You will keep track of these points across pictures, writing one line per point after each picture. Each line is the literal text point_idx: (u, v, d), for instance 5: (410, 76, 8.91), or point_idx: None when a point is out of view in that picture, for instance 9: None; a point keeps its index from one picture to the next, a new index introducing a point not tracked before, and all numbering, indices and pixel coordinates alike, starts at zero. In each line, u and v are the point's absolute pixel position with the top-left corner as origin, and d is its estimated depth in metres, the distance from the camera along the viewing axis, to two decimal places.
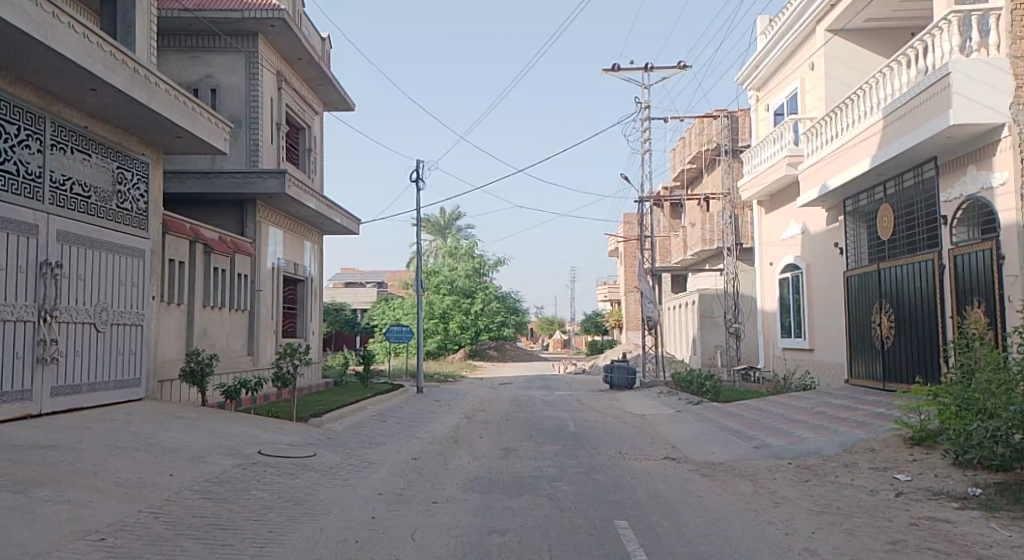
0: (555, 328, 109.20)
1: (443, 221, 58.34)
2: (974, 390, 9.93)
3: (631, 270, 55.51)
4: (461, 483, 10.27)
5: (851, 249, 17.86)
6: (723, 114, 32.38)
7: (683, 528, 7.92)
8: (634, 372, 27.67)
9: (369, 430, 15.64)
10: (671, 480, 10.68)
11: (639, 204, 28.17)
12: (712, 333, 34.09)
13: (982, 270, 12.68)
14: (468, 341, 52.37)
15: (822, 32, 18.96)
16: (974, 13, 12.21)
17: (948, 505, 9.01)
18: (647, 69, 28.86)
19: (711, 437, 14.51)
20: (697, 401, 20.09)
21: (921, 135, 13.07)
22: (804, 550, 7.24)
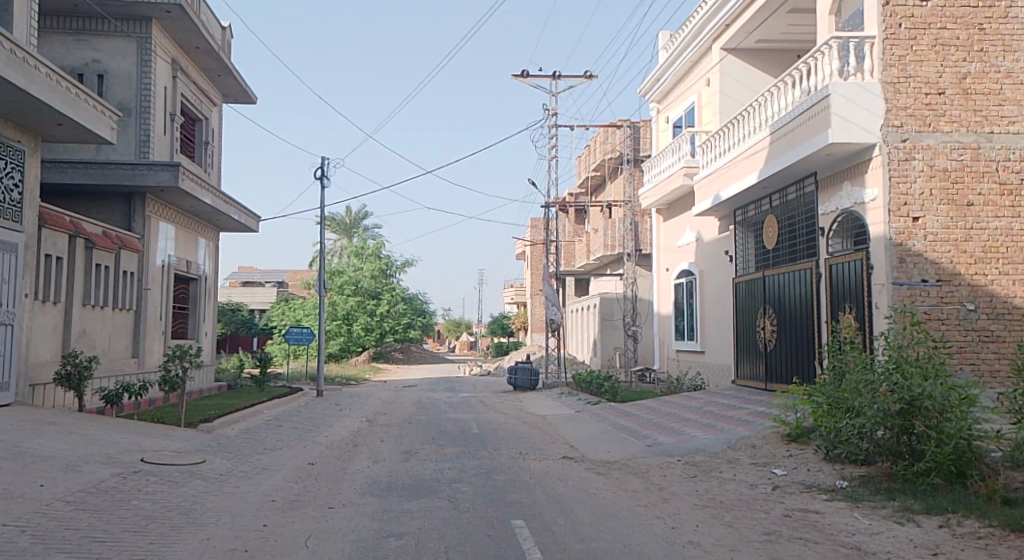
0: (461, 330, 109.47)
1: (348, 220, 57.92)
2: (843, 389, 10.69)
3: (537, 272, 56.42)
4: (358, 487, 10.38)
5: (739, 257, 18.75)
6: (626, 124, 33.38)
7: (576, 526, 8.28)
8: (537, 374, 28.18)
9: (263, 434, 15.52)
10: (568, 478, 11.08)
11: (545, 209, 28.76)
12: (612, 336, 35.04)
13: (853, 279, 13.59)
14: (372, 343, 52.01)
15: (717, 50, 19.82)
16: (852, 40, 13.11)
17: (817, 497, 9.73)
18: (556, 76, 29.54)
19: (607, 436, 15.05)
20: (595, 402, 20.65)
21: (805, 150, 13.87)
22: (689, 543, 7.72)
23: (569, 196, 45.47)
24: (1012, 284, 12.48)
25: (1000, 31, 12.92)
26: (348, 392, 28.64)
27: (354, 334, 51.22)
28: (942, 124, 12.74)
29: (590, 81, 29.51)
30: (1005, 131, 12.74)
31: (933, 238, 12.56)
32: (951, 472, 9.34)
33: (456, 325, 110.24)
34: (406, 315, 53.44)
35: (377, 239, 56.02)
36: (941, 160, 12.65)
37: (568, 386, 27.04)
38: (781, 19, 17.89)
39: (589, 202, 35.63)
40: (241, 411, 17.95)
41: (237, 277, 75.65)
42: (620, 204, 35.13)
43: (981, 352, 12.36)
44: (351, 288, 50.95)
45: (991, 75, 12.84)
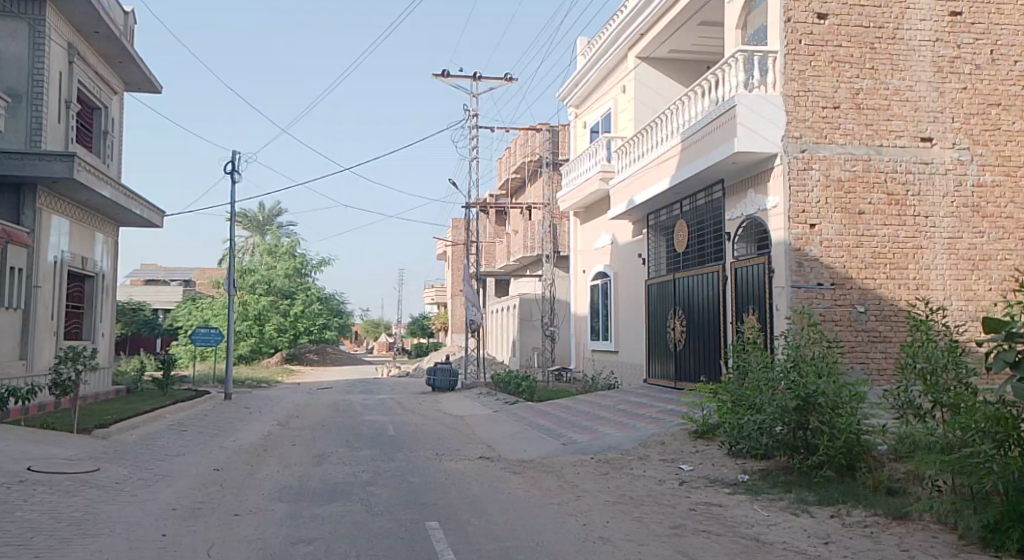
0: (380, 331, 108.56)
1: (261, 217, 56.97)
2: (747, 386, 11.22)
3: (458, 273, 56.54)
4: (267, 493, 10.33)
5: (652, 259, 19.33)
6: (545, 126, 33.87)
7: (489, 526, 8.47)
8: (456, 374, 28.33)
9: (166, 440, 15.22)
10: (483, 479, 11.29)
11: (466, 209, 28.97)
12: (530, 335, 35.46)
13: (756, 282, 14.25)
14: (286, 344, 51.18)
15: (632, 58, 20.40)
16: (757, 54, 13.70)
17: (721, 491, 10.20)
18: (476, 77, 29.77)
19: (524, 435, 15.34)
20: (513, 401, 20.96)
21: (713, 158, 14.44)
22: (599, 538, 8.01)
23: (489, 197, 45.77)
24: (898, 288, 13.32)
25: (890, 50, 13.76)
26: (259, 395, 28.18)
27: (266, 334, 50.36)
28: (837, 137, 13.49)
29: (509, 83, 29.87)
30: (893, 144, 13.56)
31: (828, 243, 13.30)
32: (842, 465, 9.91)
33: (374, 326, 109.15)
34: (322, 316, 52.59)
35: (292, 237, 55.13)
36: (836, 170, 13.42)
37: (484, 387, 27.28)
38: (692, 30, 18.56)
39: (509, 204, 36.00)
40: (139, 416, 17.48)
41: (140, 275, 73.07)
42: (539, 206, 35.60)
43: (870, 352, 13.16)
44: (263, 287, 50.11)
45: (881, 91, 13.65)
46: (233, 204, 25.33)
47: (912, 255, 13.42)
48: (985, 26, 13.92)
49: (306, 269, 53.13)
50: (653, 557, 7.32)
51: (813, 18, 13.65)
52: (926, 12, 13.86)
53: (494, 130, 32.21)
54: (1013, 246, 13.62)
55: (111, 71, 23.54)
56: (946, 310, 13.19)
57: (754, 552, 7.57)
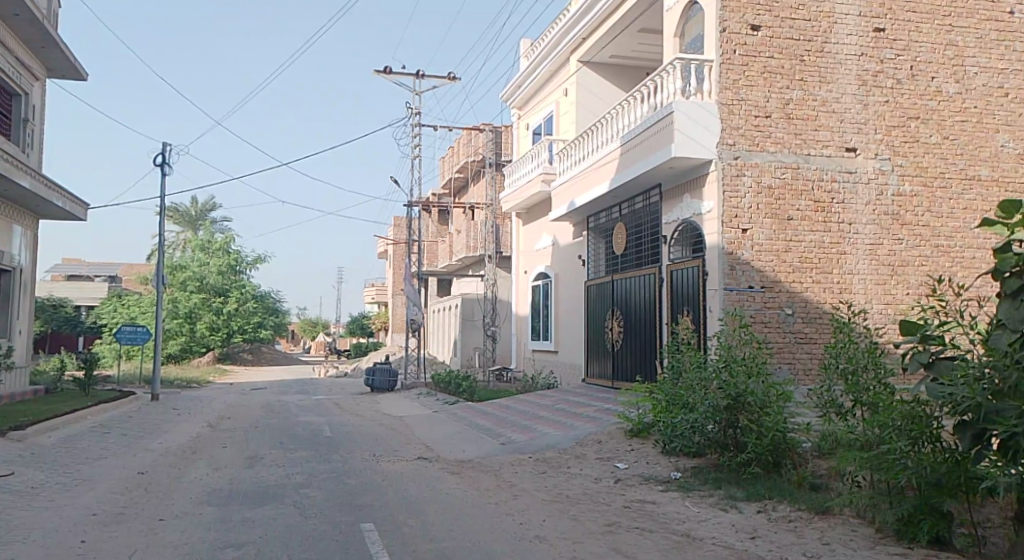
0: (318, 330, 107.29)
1: (194, 212, 56.10)
2: (680, 386, 11.51)
3: (399, 272, 56.28)
4: (195, 497, 10.23)
5: (591, 260, 19.64)
6: (488, 127, 34.04)
7: (425, 527, 8.55)
8: (395, 374, 28.24)
9: (88, 443, 14.88)
10: (420, 479, 11.37)
11: (408, 207, 28.93)
12: (472, 335, 35.55)
13: (691, 285, 14.62)
14: (218, 343, 50.02)
15: (574, 61, 20.68)
16: (694, 62, 14.05)
17: (655, 488, 10.47)
18: (418, 75, 29.76)
19: (462, 436, 15.46)
20: (453, 401, 21.04)
21: (651, 163, 14.76)
22: (535, 537, 8.15)
23: (431, 196, 45.79)
24: (823, 292, 13.85)
25: (818, 63, 14.28)
26: (189, 396, 27.64)
27: (196, 333, 49.02)
28: (768, 145, 13.94)
29: (452, 82, 29.96)
30: (820, 153, 14.09)
31: (759, 248, 13.73)
32: (768, 461, 10.30)
33: (311, 326, 107.84)
34: (256, 315, 52.20)
35: (225, 233, 54.17)
36: (767, 178, 13.86)
37: (423, 387, 27.29)
38: (632, 35, 18.90)
39: (451, 204, 36.08)
40: (58, 418, 16.96)
41: (62, 270, 70.75)
42: (482, 206, 35.74)
43: (796, 353, 13.64)
44: (195, 285, 49.09)
45: (810, 102, 14.15)
46: (164, 197, 24.82)
47: (836, 260, 13.99)
48: (905, 43, 14.63)
49: (239, 265, 52.72)
50: (587, 555, 7.49)
51: (747, 29, 14.06)
52: (852, 27, 14.47)
53: (436, 129, 32.25)
54: (929, 252, 14.33)
55: (32, 57, 22.85)
56: (867, 313, 13.77)
57: (684, 548, 7.80)
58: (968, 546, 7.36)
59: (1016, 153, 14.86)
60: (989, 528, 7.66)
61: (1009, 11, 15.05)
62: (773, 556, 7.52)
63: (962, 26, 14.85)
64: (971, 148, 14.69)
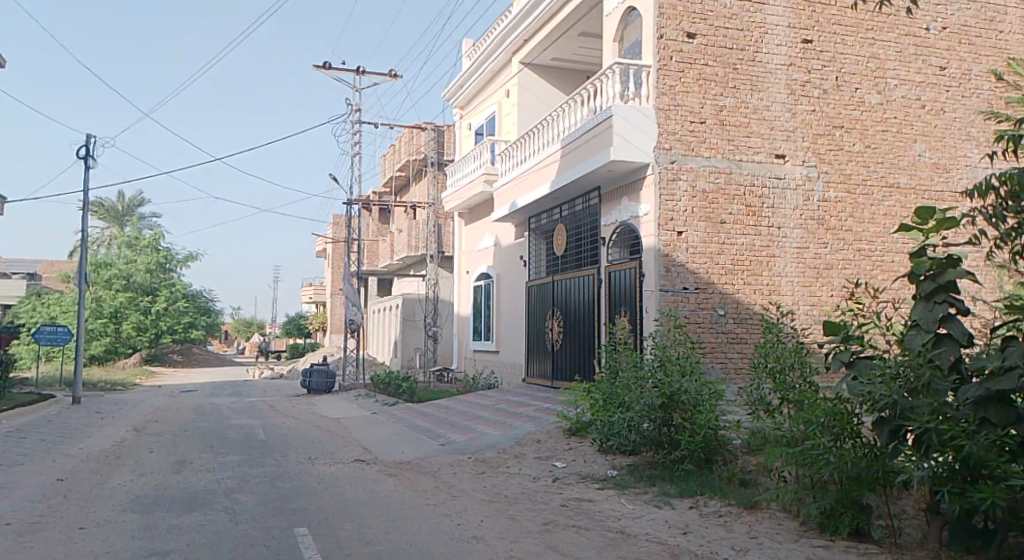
0: (253, 330, 105.54)
1: (120, 208, 54.84)
2: (617, 385, 11.75)
3: (338, 272, 55.78)
4: (120, 504, 10.03)
5: (532, 261, 19.83)
6: (429, 126, 34.03)
7: (361, 530, 8.55)
8: (332, 376, 28.02)
9: (3, 449, 14.42)
10: (357, 482, 11.37)
11: (348, 205, 28.74)
12: (412, 335, 35.51)
13: (628, 286, 14.90)
14: (146, 344, 48.82)
15: (516, 63, 20.84)
16: (632, 67, 14.31)
17: (592, 486, 10.68)
18: (358, 71, 29.60)
19: (401, 437, 15.48)
20: (392, 402, 21.00)
21: (590, 165, 14.99)
22: (473, 538, 8.23)
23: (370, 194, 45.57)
24: (753, 293, 14.29)
25: (750, 72, 14.71)
26: (114, 399, 26.88)
27: (122, 334, 47.56)
28: (703, 150, 14.30)
29: (393, 79, 29.88)
30: (752, 159, 14.54)
31: (694, 250, 14.07)
32: (701, 458, 10.59)
33: (246, 326, 106.06)
34: (186, 315, 51.50)
35: (154, 230, 52.91)
36: (701, 182, 14.21)
37: (361, 388, 27.15)
38: (573, 39, 19.18)
39: (391, 203, 35.97)
40: None
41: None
42: (423, 205, 35.70)
43: (728, 352, 14.04)
44: (121, 283, 47.73)
45: (743, 109, 14.58)
46: (86, 191, 24.11)
47: (766, 263, 14.46)
48: (831, 54, 15.19)
49: (168, 263, 51.81)
50: (524, 555, 7.62)
51: (682, 37, 14.39)
52: (782, 38, 14.97)
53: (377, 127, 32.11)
54: (851, 256, 14.95)
55: None
56: (795, 314, 14.26)
57: (620, 545, 7.98)
58: (885, 536, 7.71)
59: (932, 162, 15.58)
60: (905, 519, 8.04)
61: (927, 26, 15.77)
62: (704, 550, 7.75)
63: (883, 40, 15.52)
64: (891, 157, 15.36)
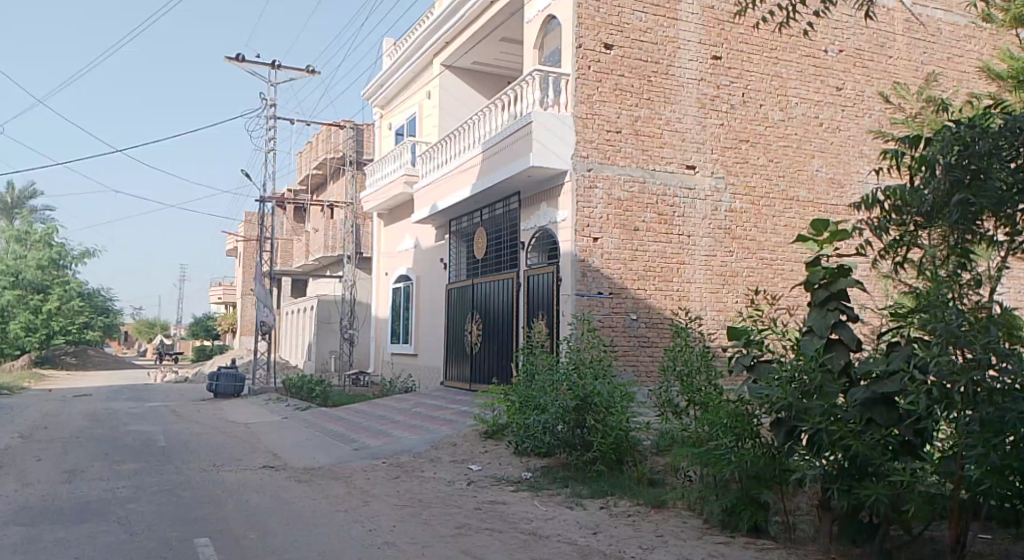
0: (158, 330, 102.40)
1: (10, 201, 52.58)
2: (533, 389, 11.93)
3: (249, 271, 54.68)
4: (6, 517, 9.63)
5: (452, 263, 19.91)
6: (347, 125, 33.76)
7: (267, 538, 8.47)
8: (241, 380, 27.51)
9: None
10: (264, 489, 11.24)
11: (261, 202, 28.21)
12: (328, 338, 35.16)
13: (546, 290, 15.16)
14: (36, 345, 47.12)
15: (437, 65, 20.90)
16: (552, 75, 14.55)
17: (506, 489, 10.83)
18: (274, 66, 29.12)
19: (313, 442, 15.35)
20: (305, 407, 20.76)
21: (510, 171, 15.16)
22: (383, 543, 8.25)
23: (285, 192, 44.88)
24: (665, 298, 14.71)
25: (664, 84, 15.15)
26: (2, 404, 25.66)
27: (9, 334, 45.74)
28: (618, 159, 14.66)
29: (310, 75, 29.53)
30: (665, 169, 14.99)
31: (609, 256, 14.41)
32: (612, 459, 10.86)
33: (149, 327, 102.68)
34: (81, 314, 49.73)
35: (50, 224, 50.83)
36: (616, 190, 14.58)
37: (273, 392, 26.72)
38: (494, 44, 19.42)
39: (307, 202, 35.52)
40: None
41: None
42: (340, 205, 35.40)
43: (640, 356, 14.42)
44: (8, 280, 45.70)
45: (657, 120, 15.02)
46: None
47: (676, 269, 14.92)
48: (738, 71, 15.83)
49: (63, 260, 49.85)
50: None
51: (600, 47, 14.71)
52: (693, 53, 15.49)
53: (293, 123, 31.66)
54: (754, 265, 15.62)
55: None
56: (702, 319, 14.79)
57: (530, 547, 8.14)
58: (781, 532, 8.10)
59: (828, 177, 16.42)
60: (799, 515, 8.47)
61: (825, 48, 16.62)
62: (612, 550, 7.98)
63: (787, 59, 16.27)
64: (791, 171, 16.10)
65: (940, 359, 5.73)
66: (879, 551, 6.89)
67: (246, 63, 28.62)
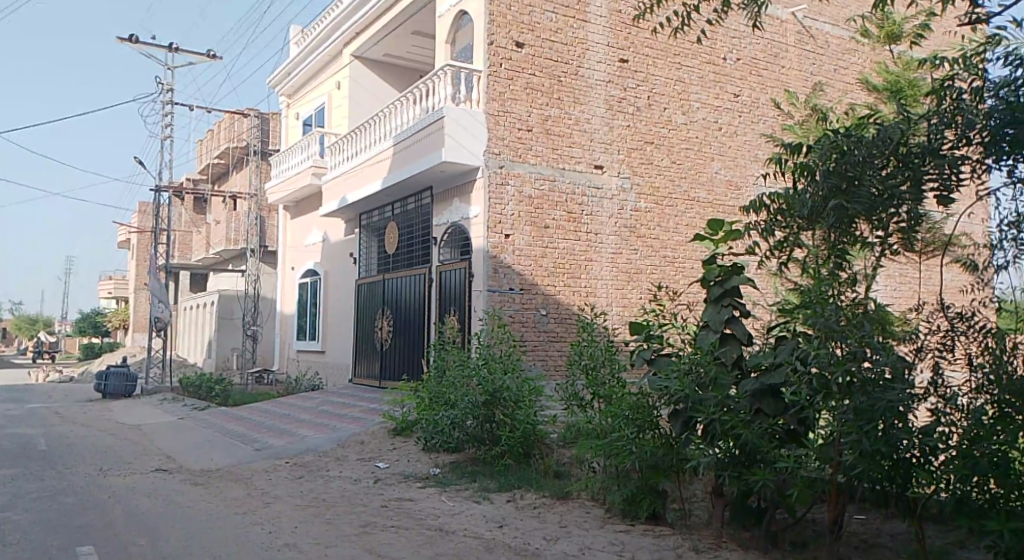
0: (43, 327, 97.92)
1: None
2: (443, 384, 11.94)
3: (142, 264, 52.91)
4: None
5: (362, 258, 19.82)
6: (251, 114, 33.11)
7: (159, 543, 8.32)
8: (131, 378, 26.70)
9: None
10: (157, 493, 10.99)
11: (156, 191, 27.35)
12: (229, 335, 34.47)
13: (458, 286, 15.28)
14: None
15: (347, 56, 20.75)
16: (463, 70, 14.66)
17: (413, 485, 10.91)
18: (171, 49, 28.29)
19: (212, 443, 15.06)
20: (203, 407, 20.29)
21: (422, 166, 15.20)
22: (284, 545, 8.23)
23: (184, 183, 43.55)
24: (573, 294, 15.04)
25: (573, 85, 15.46)
26: None
27: None
28: (529, 157, 14.90)
29: (210, 60, 28.85)
30: (574, 169, 15.31)
31: (520, 253, 14.63)
32: (519, 453, 11.05)
33: (32, 324, 97.70)
34: None
35: None
36: (528, 187, 14.82)
37: (168, 392, 26.00)
38: (406, 36, 19.46)
39: (209, 193, 34.59)
40: None
41: None
42: (243, 197, 34.69)
43: (549, 351, 14.70)
44: None
45: (566, 119, 15.33)
46: None
47: (584, 266, 15.26)
48: (643, 74, 16.28)
49: None
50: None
51: (511, 46, 14.90)
52: (602, 55, 15.86)
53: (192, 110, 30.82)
54: (658, 263, 16.12)
55: None
56: (608, 315, 15.19)
57: (436, 543, 8.26)
58: (677, 518, 8.46)
59: (726, 180, 17.12)
60: (694, 501, 8.86)
61: (724, 56, 17.30)
62: (517, 542, 8.16)
63: (689, 65, 16.85)
64: (692, 173, 16.70)
65: (821, 351, 6.12)
66: (766, 534, 7.28)
67: (141, 45, 27.72)
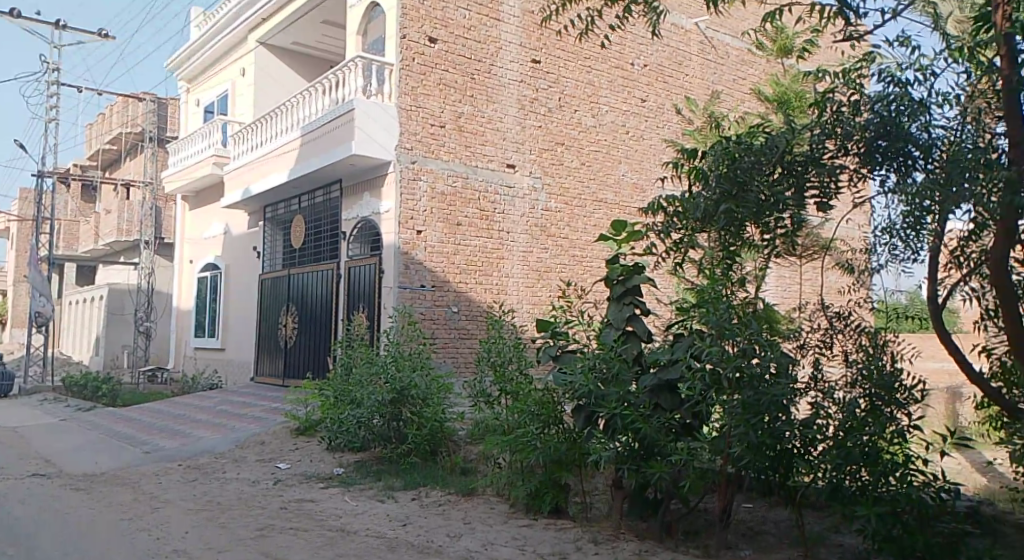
0: None
1: None
2: (349, 382, 11.90)
3: (23, 256, 50.36)
4: None
5: (267, 252, 19.48)
6: (149, 99, 32.05)
7: (38, 552, 8.04)
8: (7, 377, 25.45)
9: None
10: (39, 500, 10.58)
11: (38, 176, 26.13)
12: (120, 330, 33.30)
13: (367, 282, 15.20)
14: None
15: (253, 42, 20.35)
16: (375, 63, 14.58)
17: (316, 486, 10.84)
18: (57, 25, 27.15)
19: (99, 445, 14.54)
20: (87, 408, 19.55)
21: (331, 158, 15.02)
22: (172, 552, 8.07)
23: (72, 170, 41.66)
24: (484, 292, 15.18)
25: (486, 83, 15.59)
26: None
27: None
28: (442, 153, 14.96)
29: (101, 39, 27.83)
30: (487, 167, 15.47)
31: (431, 249, 14.67)
32: (426, 450, 11.13)
33: None
34: None
35: None
36: (440, 184, 14.89)
37: (49, 391, 24.95)
38: (315, 25, 19.26)
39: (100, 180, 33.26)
40: None
41: None
42: (138, 186, 33.51)
43: (459, 348, 14.81)
44: None
45: (479, 117, 15.45)
46: None
47: (495, 264, 15.42)
48: (555, 76, 16.55)
49: None
50: None
51: (424, 41, 14.91)
52: (514, 55, 16.03)
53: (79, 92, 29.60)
54: (566, 262, 16.41)
55: None
56: (517, 313, 15.40)
57: (335, 544, 8.24)
58: (579, 512, 8.69)
59: (632, 182, 17.56)
60: (594, 495, 9.12)
61: (631, 61, 17.73)
62: (420, 540, 8.23)
63: (598, 68, 17.18)
64: (601, 174, 17.05)
65: (711, 348, 6.29)
66: (661, 524, 7.56)
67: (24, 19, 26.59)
